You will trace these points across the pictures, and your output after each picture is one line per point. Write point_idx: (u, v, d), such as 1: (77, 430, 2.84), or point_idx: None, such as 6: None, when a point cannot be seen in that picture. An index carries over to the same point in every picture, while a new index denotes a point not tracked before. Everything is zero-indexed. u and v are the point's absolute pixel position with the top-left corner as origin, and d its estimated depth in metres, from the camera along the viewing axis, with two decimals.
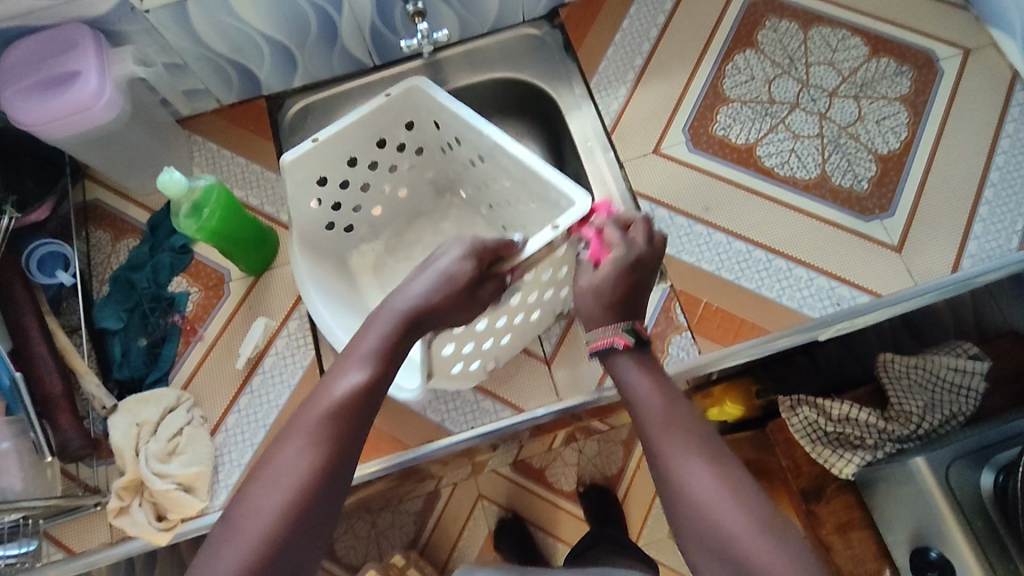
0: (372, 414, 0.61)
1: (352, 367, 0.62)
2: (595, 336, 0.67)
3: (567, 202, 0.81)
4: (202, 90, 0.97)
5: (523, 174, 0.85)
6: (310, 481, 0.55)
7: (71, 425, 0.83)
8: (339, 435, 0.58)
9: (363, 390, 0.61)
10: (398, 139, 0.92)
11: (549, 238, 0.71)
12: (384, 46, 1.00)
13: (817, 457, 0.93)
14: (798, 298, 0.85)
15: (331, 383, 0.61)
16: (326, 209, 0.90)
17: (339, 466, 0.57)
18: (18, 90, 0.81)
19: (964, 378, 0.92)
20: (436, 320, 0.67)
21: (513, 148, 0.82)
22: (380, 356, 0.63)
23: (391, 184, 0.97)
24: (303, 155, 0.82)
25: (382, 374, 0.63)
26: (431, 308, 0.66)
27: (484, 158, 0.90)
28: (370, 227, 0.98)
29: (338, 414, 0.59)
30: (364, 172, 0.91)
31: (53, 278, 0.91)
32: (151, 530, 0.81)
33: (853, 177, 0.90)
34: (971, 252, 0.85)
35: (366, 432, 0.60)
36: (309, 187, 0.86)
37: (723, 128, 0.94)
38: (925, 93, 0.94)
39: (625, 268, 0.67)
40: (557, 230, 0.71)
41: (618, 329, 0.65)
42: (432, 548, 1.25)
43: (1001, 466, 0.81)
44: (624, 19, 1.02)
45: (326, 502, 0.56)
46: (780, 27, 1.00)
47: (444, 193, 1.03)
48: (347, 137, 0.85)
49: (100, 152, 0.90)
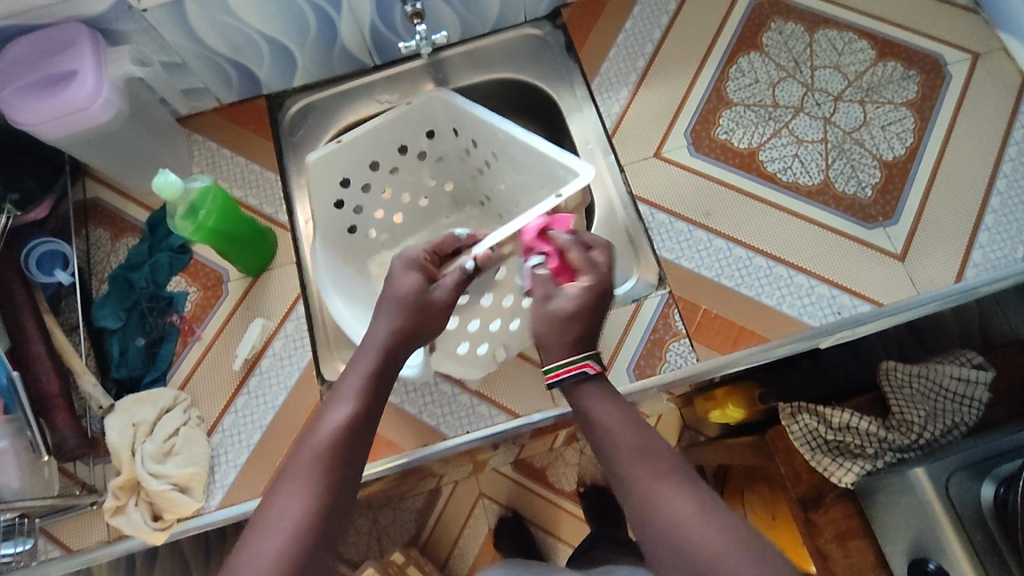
0: (364, 444, 0.67)
1: (338, 405, 0.67)
2: (560, 365, 0.66)
3: (571, 176, 0.84)
4: (201, 89, 0.97)
5: (533, 162, 0.88)
6: (311, 520, 0.60)
7: (67, 424, 0.82)
8: (335, 468, 0.63)
9: (352, 425, 0.66)
10: (419, 146, 0.96)
11: (553, 205, 0.74)
12: (383, 46, 1.00)
13: (817, 465, 0.92)
14: (798, 306, 0.84)
15: (319, 423, 0.66)
16: (348, 211, 0.94)
17: (336, 499, 0.62)
18: (16, 89, 0.81)
19: (966, 388, 0.92)
20: (409, 346, 0.72)
21: (525, 139, 0.85)
22: (363, 392, 0.68)
23: (411, 193, 1.00)
24: (326, 156, 0.87)
25: (367, 408, 0.68)
26: (400, 337, 0.71)
27: (498, 156, 0.93)
28: (391, 235, 1.02)
29: (330, 449, 0.64)
30: (385, 175, 0.95)
31: (52, 276, 0.91)
32: (147, 529, 0.81)
33: (857, 184, 0.89)
34: (975, 262, 0.84)
35: (360, 463, 0.66)
36: (330, 186, 0.89)
37: (725, 132, 0.93)
38: (932, 98, 0.92)
39: (597, 289, 0.68)
40: (561, 198, 0.74)
41: (587, 357, 0.65)
42: (432, 547, 1.27)
43: (1001, 479, 0.79)
44: (627, 20, 1.01)
45: (327, 535, 0.61)
46: (785, 29, 0.98)
47: (462, 205, 1.06)
48: (369, 139, 0.89)
49: (98, 151, 0.90)
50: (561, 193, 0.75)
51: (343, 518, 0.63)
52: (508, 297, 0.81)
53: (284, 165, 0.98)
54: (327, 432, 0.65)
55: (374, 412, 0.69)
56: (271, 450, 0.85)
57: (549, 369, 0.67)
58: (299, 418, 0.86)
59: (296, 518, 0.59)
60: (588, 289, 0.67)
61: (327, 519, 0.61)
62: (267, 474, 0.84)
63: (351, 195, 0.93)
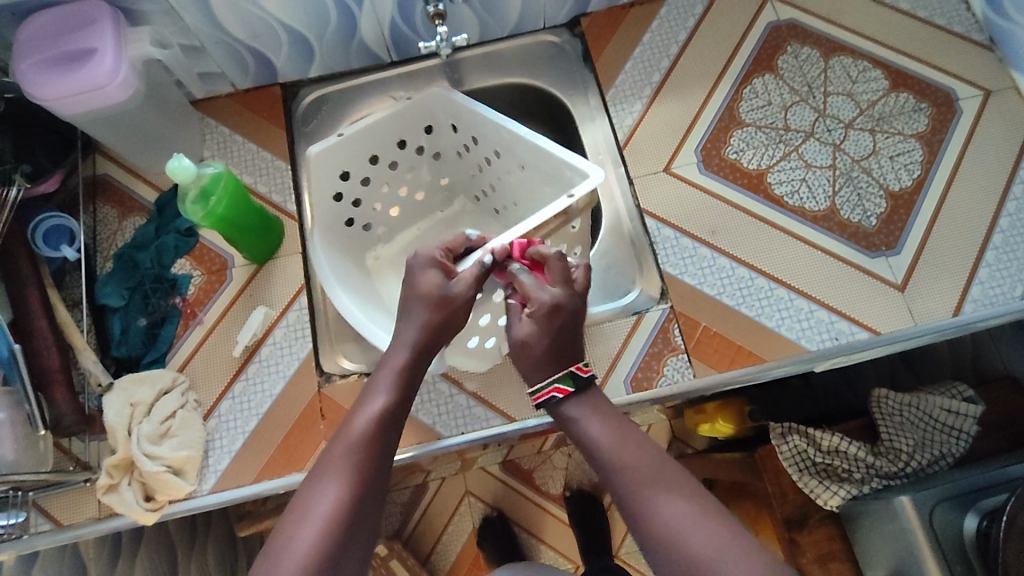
0: (394, 438, 0.71)
1: (372, 399, 0.72)
2: (537, 389, 0.73)
3: (580, 178, 0.85)
4: (217, 73, 0.97)
5: (538, 160, 0.89)
6: (345, 511, 0.64)
7: (66, 400, 0.83)
8: (372, 454, 0.68)
9: (383, 420, 0.70)
10: (417, 142, 0.98)
11: (566, 204, 0.80)
12: (403, 43, 1.00)
13: (805, 487, 0.95)
14: (796, 329, 0.85)
15: (358, 412, 0.71)
16: (346, 206, 0.95)
17: (369, 490, 0.66)
18: (33, 64, 0.81)
19: (956, 420, 0.94)
20: (437, 343, 0.75)
21: (533, 141, 0.86)
22: (398, 385, 0.73)
23: (408, 187, 1.02)
24: (328, 149, 0.88)
25: (399, 401, 0.73)
26: (427, 332, 0.74)
27: (500, 154, 0.94)
28: (387, 229, 1.03)
29: (369, 437, 0.69)
30: (384, 170, 0.97)
31: (58, 252, 0.90)
32: (138, 509, 0.81)
33: (862, 213, 0.90)
34: (974, 297, 0.85)
35: (391, 456, 0.70)
36: (330, 181, 0.91)
37: (735, 151, 0.94)
38: (941, 132, 0.93)
39: (551, 315, 0.72)
40: (573, 199, 0.79)
41: (554, 381, 0.72)
42: (416, 539, 1.29)
43: (985, 512, 0.81)
44: (645, 33, 1.01)
45: (364, 517, 0.65)
46: (801, 53, 0.99)
47: (456, 196, 1.08)
48: (370, 133, 0.91)
49: (112, 130, 0.90)
50: (572, 192, 0.80)
51: (380, 504, 0.68)
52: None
53: (294, 155, 0.99)
54: (359, 427, 0.69)
55: (403, 407, 0.73)
56: (266, 439, 0.85)
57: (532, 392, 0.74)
58: (297, 408, 0.87)
59: (330, 509, 0.63)
60: (539, 318, 0.73)
61: (361, 508, 0.65)
62: (262, 462, 0.84)
63: (349, 188, 0.94)
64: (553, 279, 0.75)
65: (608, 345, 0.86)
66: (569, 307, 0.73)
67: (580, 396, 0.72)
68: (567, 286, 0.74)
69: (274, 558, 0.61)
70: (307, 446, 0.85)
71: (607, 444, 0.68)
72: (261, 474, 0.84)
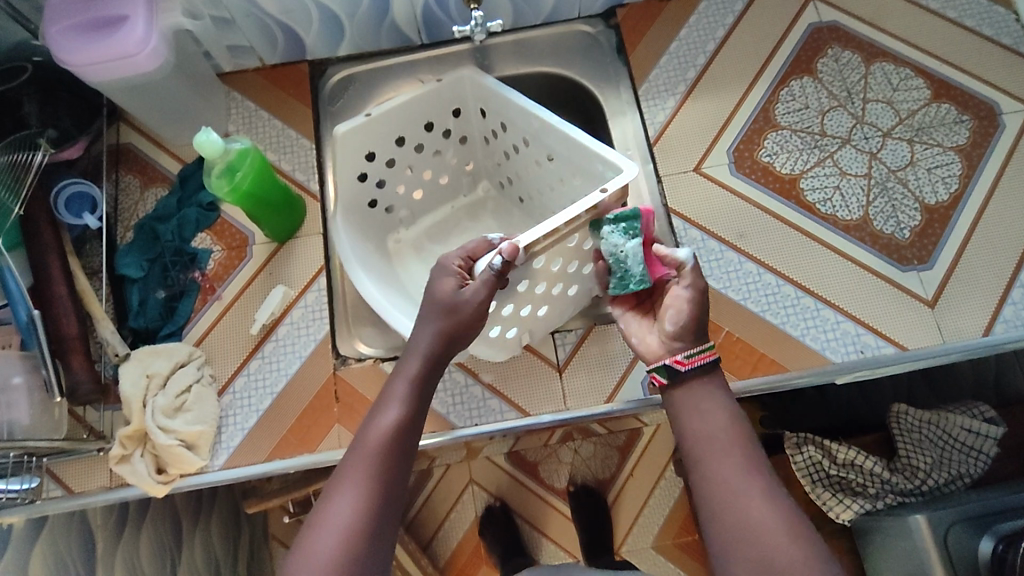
0: (411, 446, 0.71)
1: (385, 411, 0.72)
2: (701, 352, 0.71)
3: (611, 172, 0.84)
4: (246, 47, 0.96)
5: (568, 149, 0.87)
6: (360, 525, 0.64)
7: (83, 368, 0.82)
8: (387, 467, 0.68)
9: (398, 430, 0.70)
10: (444, 125, 0.97)
11: (599, 199, 0.74)
12: (434, 26, 0.99)
13: (816, 497, 0.95)
14: (821, 340, 0.83)
15: (371, 424, 0.71)
16: (370, 186, 0.94)
17: (386, 504, 0.66)
18: (64, 28, 0.80)
19: (975, 440, 0.92)
20: (450, 350, 0.74)
21: (564, 130, 0.84)
22: (410, 397, 0.72)
23: (433, 171, 1.01)
24: (354, 129, 0.87)
25: (413, 412, 0.72)
26: (441, 341, 0.73)
27: (529, 142, 0.93)
28: (410, 211, 1.02)
29: (382, 451, 0.68)
30: (410, 153, 0.96)
31: (79, 219, 0.90)
32: (150, 481, 0.81)
33: (896, 225, 0.88)
34: (1006, 317, 0.83)
35: (409, 466, 0.69)
36: (357, 160, 0.90)
37: (768, 154, 0.92)
38: (982, 146, 0.91)
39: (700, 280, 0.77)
40: (605, 194, 0.75)
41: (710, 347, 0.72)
42: (418, 525, 1.28)
43: (1001, 535, 0.79)
44: (682, 28, 0.99)
45: (380, 531, 0.65)
46: (842, 57, 0.97)
47: (480, 180, 1.07)
48: (398, 115, 0.90)
49: (139, 99, 0.89)
50: (605, 187, 0.76)
51: (398, 518, 0.67)
52: (543, 285, 0.80)
53: (319, 134, 0.97)
54: (374, 438, 0.69)
55: (420, 417, 0.73)
56: (279, 419, 0.85)
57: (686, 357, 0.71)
58: (311, 390, 0.86)
59: (347, 523, 0.64)
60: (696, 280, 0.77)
61: (377, 520, 0.65)
62: (275, 441, 0.84)
63: (374, 169, 0.93)
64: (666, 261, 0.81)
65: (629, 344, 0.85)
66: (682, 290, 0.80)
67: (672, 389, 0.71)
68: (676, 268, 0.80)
69: (295, 568, 0.62)
70: (320, 427, 0.85)
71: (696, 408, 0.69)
72: (272, 454, 0.84)
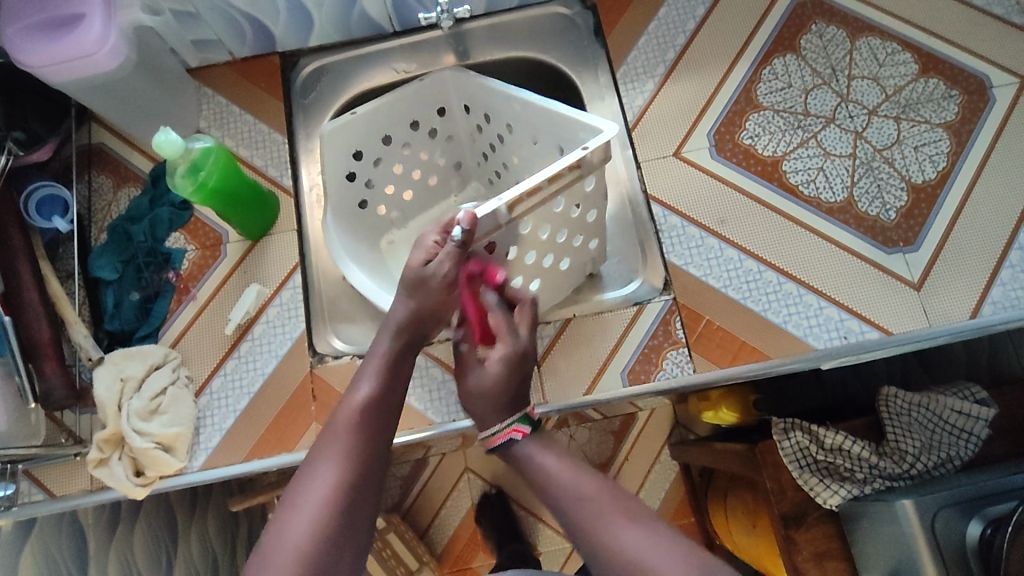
0: (385, 425, 0.71)
1: (357, 388, 0.72)
2: (495, 432, 0.71)
3: (591, 135, 0.79)
4: (213, 40, 0.94)
5: (549, 124, 0.84)
6: (339, 500, 0.63)
7: (55, 373, 0.82)
8: (363, 443, 0.67)
9: (371, 409, 0.70)
10: (431, 124, 0.95)
11: (579, 158, 0.70)
12: (405, 13, 0.96)
13: (802, 483, 0.90)
14: (804, 326, 0.81)
15: (344, 401, 0.71)
16: (358, 186, 0.92)
17: (362, 479, 0.65)
18: (21, 29, 0.78)
19: (966, 422, 0.91)
20: (421, 329, 0.75)
21: (546, 105, 0.81)
22: (383, 375, 0.73)
23: (422, 170, 0.99)
24: (340, 126, 0.85)
25: (385, 390, 0.72)
26: (415, 319, 0.74)
27: (513, 128, 0.90)
28: (401, 213, 1.00)
29: (357, 425, 0.68)
30: (397, 152, 0.94)
31: (49, 222, 0.90)
32: (128, 484, 0.81)
33: (881, 206, 0.85)
34: (994, 298, 0.80)
35: (384, 442, 0.69)
36: (344, 158, 0.88)
37: (750, 136, 0.90)
38: (971, 121, 0.88)
39: (513, 359, 0.72)
40: (587, 151, 0.70)
41: (514, 422, 0.70)
42: (415, 513, 1.28)
43: (991, 519, 0.76)
44: (661, 8, 0.96)
45: (356, 506, 0.64)
46: (826, 32, 0.94)
47: (469, 180, 1.05)
48: (383, 112, 0.88)
49: (104, 99, 0.88)
50: (587, 144, 0.71)
51: (376, 498, 0.67)
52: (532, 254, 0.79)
53: (291, 127, 0.96)
54: (348, 414, 0.69)
55: (391, 394, 0.73)
56: (258, 417, 0.84)
57: (487, 439, 0.72)
58: (288, 389, 0.85)
59: (322, 497, 0.62)
60: (507, 362, 0.72)
61: (356, 495, 0.64)
62: (254, 440, 0.84)
63: (362, 168, 0.91)
64: (523, 322, 0.75)
65: (607, 336, 0.84)
66: (530, 359, 0.74)
67: (535, 435, 0.70)
68: (533, 335, 0.75)
69: (269, 547, 0.60)
70: (297, 427, 0.84)
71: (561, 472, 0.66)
72: (251, 453, 0.83)
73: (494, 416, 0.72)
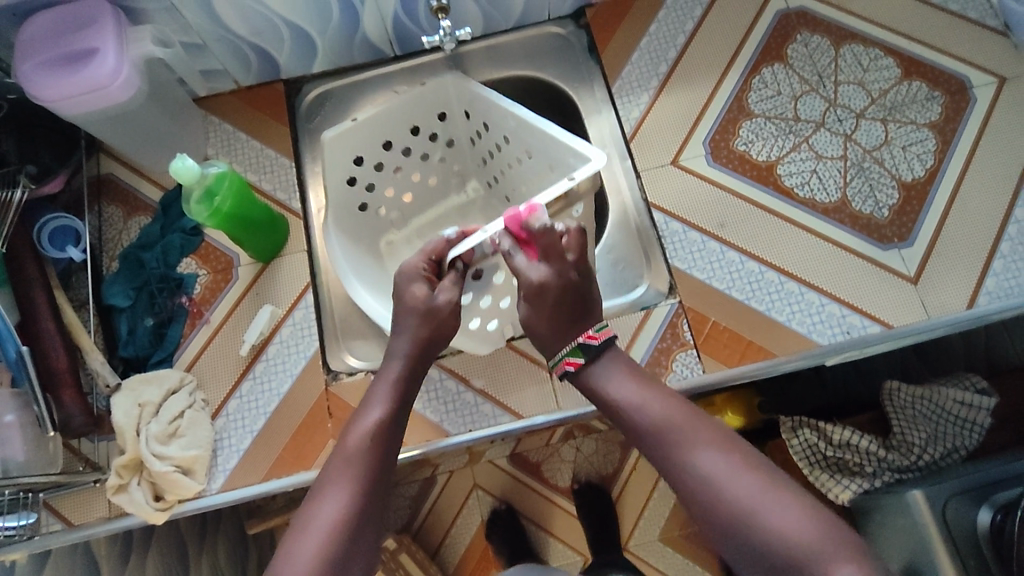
0: (393, 448, 0.72)
1: (369, 412, 0.72)
2: (554, 362, 0.75)
3: (580, 162, 0.82)
4: (219, 70, 0.97)
5: (544, 144, 0.86)
6: (345, 523, 0.64)
7: (74, 402, 0.82)
8: (370, 471, 0.68)
9: (380, 432, 0.71)
10: (430, 129, 0.97)
11: (564, 188, 0.77)
12: (405, 38, 0.99)
13: (815, 480, 0.96)
14: (807, 324, 0.84)
15: (357, 421, 0.72)
16: (360, 188, 0.94)
17: (368, 507, 0.67)
18: (35, 64, 0.80)
19: (969, 412, 0.92)
20: (429, 351, 0.77)
21: (537, 124, 0.84)
22: (395, 398, 0.73)
23: (421, 172, 1.00)
24: (343, 133, 0.87)
25: (396, 414, 0.73)
26: (422, 347, 0.76)
27: (510, 140, 0.92)
28: (402, 213, 1.01)
29: (365, 449, 0.69)
30: (398, 156, 0.96)
31: (63, 252, 0.91)
32: (148, 509, 0.81)
33: (874, 204, 0.88)
34: (989, 289, 0.83)
35: (391, 467, 0.70)
36: (344, 165, 0.90)
37: (744, 143, 0.93)
38: (955, 121, 0.91)
39: (536, 291, 0.73)
40: (572, 182, 0.77)
41: (566, 354, 0.74)
42: (425, 533, 1.22)
43: (1000, 505, 0.77)
44: (652, 23, 1.00)
45: (360, 532, 0.65)
46: (811, 41, 0.98)
47: (468, 180, 1.05)
48: (385, 119, 0.90)
49: (116, 129, 0.90)
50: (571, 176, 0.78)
51: (377, 525, 0.68)
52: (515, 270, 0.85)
53: (298, 151, 0.98)
54: (356, 439, 0.70)
55: (401, 420, 0.74)
56: (274, 437, 0.85)
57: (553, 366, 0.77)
58: (303, 407, 0.86)
59: (330, 523, 0.64)
60: (533, 297, 0.74)
61: (360, 521, 0.66)
62: (271, 459, 0.84)
63: (363, 171, 0.93)
64: (546, 256, 0.74)
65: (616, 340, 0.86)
66: (566, 281, 0.74)
67: (599, 361, 0.74)
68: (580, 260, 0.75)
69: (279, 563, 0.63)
70: (315, 444, 0.85)
71: (637, 402, 0.70)
72: (269, 474, 0.84)
73: (558, 342, 0.75)
